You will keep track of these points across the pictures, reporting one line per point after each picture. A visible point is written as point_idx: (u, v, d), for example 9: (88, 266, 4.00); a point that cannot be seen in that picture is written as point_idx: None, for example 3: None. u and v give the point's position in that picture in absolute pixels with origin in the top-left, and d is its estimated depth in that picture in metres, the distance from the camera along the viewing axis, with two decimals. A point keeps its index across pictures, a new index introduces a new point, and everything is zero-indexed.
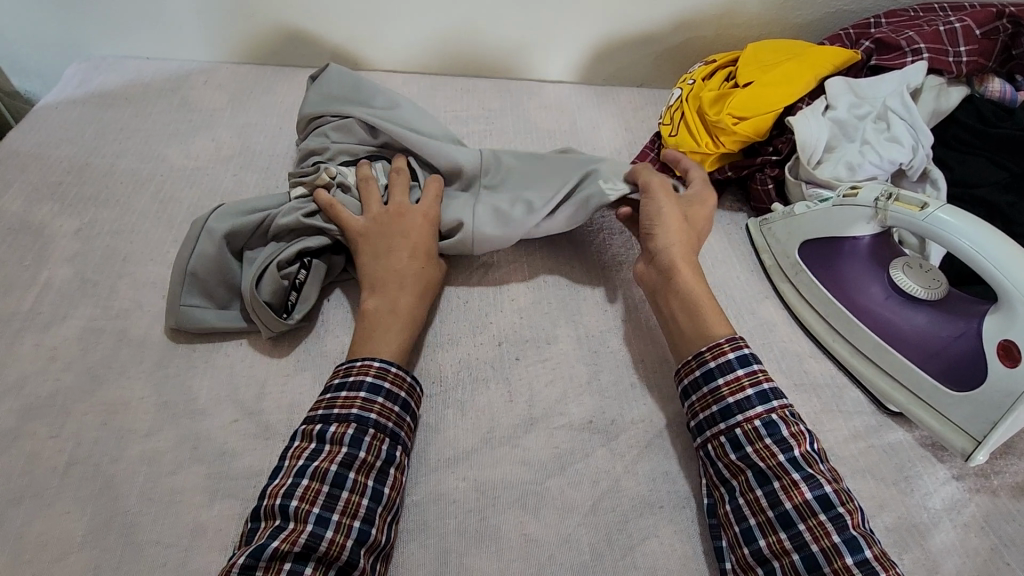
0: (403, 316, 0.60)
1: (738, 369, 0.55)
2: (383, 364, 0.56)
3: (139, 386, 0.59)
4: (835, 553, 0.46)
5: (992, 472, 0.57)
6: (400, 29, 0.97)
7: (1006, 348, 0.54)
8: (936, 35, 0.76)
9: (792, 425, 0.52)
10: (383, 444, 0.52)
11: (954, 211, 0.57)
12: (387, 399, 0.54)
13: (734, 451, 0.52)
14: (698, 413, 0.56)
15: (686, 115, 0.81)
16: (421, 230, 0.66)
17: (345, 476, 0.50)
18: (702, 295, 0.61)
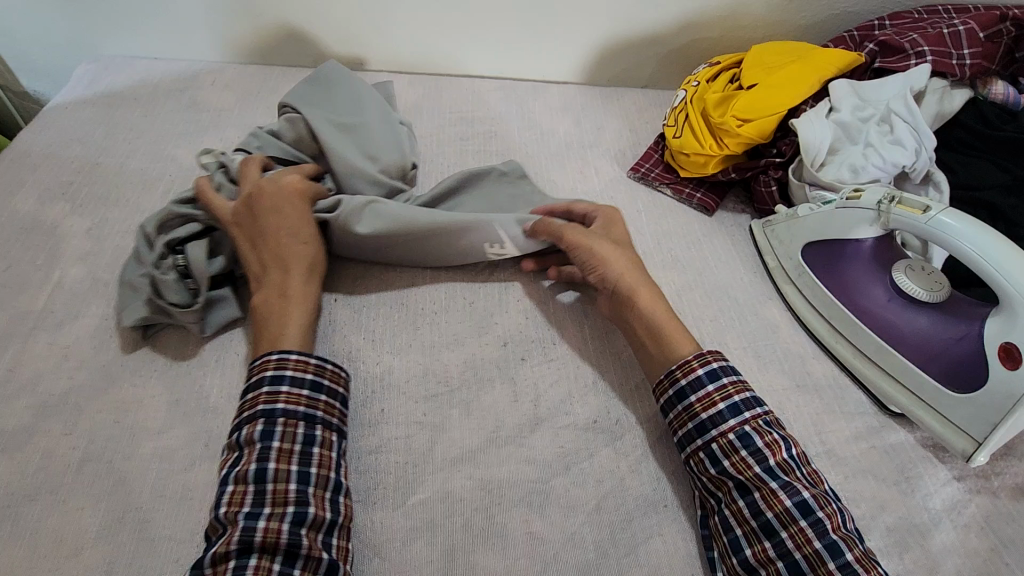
0: (296, 300, 0.61)
1: (708, 385, 0.55)
2: (281, 354, 0.56)
3: (150, 385, 0.60)
4: (817, 559, 0.47)
5: (992, 474, 0.58)
6: (405, 30, 0.98)
7: (1007, 349, 0.55)
8: (940, 38, 0.76)
9: (766, 434, 0.53)
10: (298, 428, 0.53)
11: (957, 215, 0.58)
12: (292, 385, 0.54)
13: (714, 466, 0.53)
14: (676, 431, 0.56)
15: (690, 117, 0.81)
16: (293, 210, 0.65)
17: (266, 467, 0.50)
18: (664, 316, 0.60)
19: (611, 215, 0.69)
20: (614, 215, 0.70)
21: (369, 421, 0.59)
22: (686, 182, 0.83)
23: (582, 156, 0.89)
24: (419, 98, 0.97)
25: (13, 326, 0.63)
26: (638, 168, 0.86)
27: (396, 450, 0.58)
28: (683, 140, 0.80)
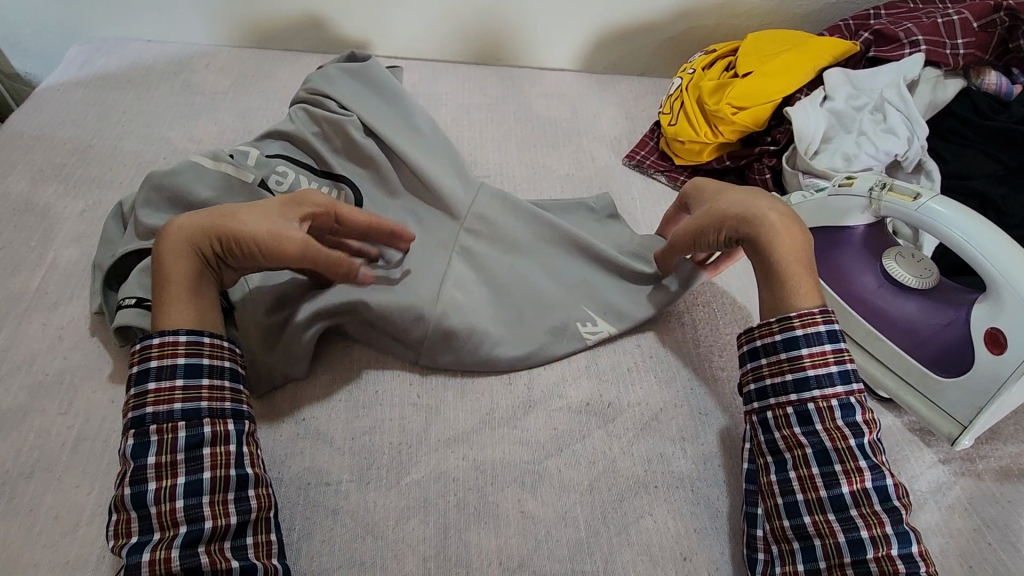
0: (181, 248, 0.53)
1: (825, 344, 0.52)
2: (144, 342, 0.50)
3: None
4: (883, 542, 0.47)
5: (977, 457, 0.59)
6: (400, 14, 0.97)
7: (993, 335, 0.55)
8: (934, 27, 0.77)
9: (866, 411, 0.51)
10: (177, 433, 0.48)
11: (947, 202, 0.58)
12: (161, 379, 0.49)
13: (801, 425, 0.51)
14: (764, 379, 0.54)
15: (685, 105, 0.82)
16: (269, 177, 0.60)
17: (144, 487, 0.46)
18: (780, 231, 0.56)
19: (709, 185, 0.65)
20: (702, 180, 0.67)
21: (365, 402, 0.60)
22: (681, 169, 0.83)
23: (578, 144, 0.89)
24: (415, 84, 0.96)
25: (6, 307, 0.63)
26: (634, 155, 0.86)
27: (391, 431, 0.58)
28: (678, 127, 0.80)
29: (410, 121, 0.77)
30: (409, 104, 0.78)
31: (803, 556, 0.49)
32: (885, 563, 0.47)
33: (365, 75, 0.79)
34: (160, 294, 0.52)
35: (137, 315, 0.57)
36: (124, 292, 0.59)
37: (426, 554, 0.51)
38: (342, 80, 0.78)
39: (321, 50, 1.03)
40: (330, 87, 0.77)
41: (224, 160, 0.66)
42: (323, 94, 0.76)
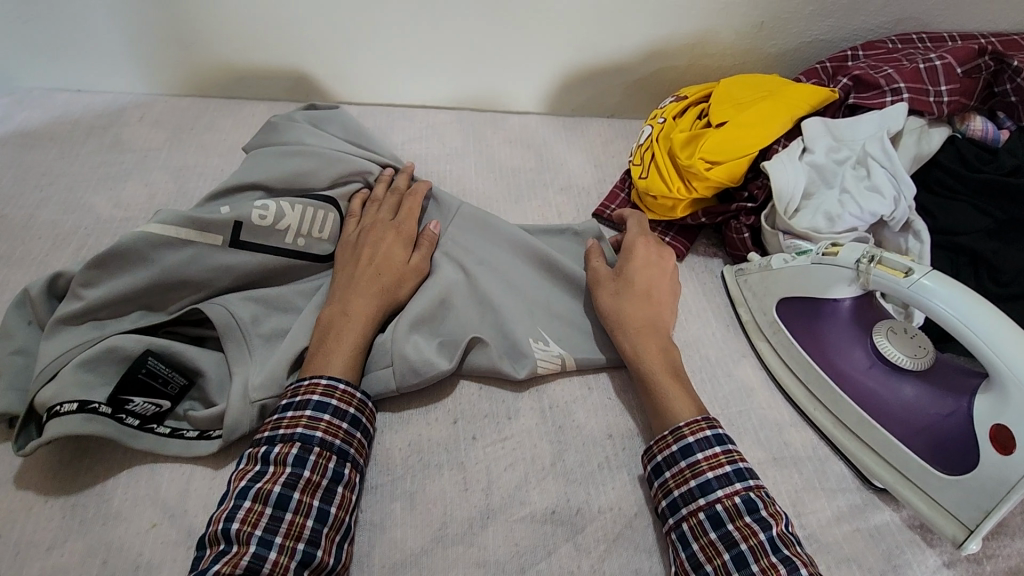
0: (363, 323, 0.59)
1: (715, 446, 0.53)
2: (331, 380, 0.54)
3: (73, 476, 0.54)
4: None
5: (984, 557, 0.54)
6: (350, 58, 0.91)
7: (999, 431, 0.49)
8: (917, 73, 0.71)
9: (769, 503, 0.50)
10: (331, 462, 0.51)
11: (943, 279, 0.53)
12: (334, 416, 0.53)
13: (715, 529, 0.49)
14: (672, 491, 0.52)
15: (656, 157, 0.76)
16: (393, 241, 0.66)
17: (290, 496, 0.48)
18: (651, 353, 0.60)
19: (638, 257, 0.67)
20: (639, 243, 0.68)
21: None
22: (654, 225, 0.77)
23: (544, 196, 0.83)
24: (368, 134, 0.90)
25: None
26: (603, 210, 0.81)
27: None
28: (649, 182, 0.74)
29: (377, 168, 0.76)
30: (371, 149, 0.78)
31: None
32: None
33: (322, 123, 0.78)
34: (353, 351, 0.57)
35: (84, 422, 0.53)
36: (61, 396, 0.53)
37: None
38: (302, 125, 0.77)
39: (269, 97, 0.97)
40: (292, 134, 0.74)
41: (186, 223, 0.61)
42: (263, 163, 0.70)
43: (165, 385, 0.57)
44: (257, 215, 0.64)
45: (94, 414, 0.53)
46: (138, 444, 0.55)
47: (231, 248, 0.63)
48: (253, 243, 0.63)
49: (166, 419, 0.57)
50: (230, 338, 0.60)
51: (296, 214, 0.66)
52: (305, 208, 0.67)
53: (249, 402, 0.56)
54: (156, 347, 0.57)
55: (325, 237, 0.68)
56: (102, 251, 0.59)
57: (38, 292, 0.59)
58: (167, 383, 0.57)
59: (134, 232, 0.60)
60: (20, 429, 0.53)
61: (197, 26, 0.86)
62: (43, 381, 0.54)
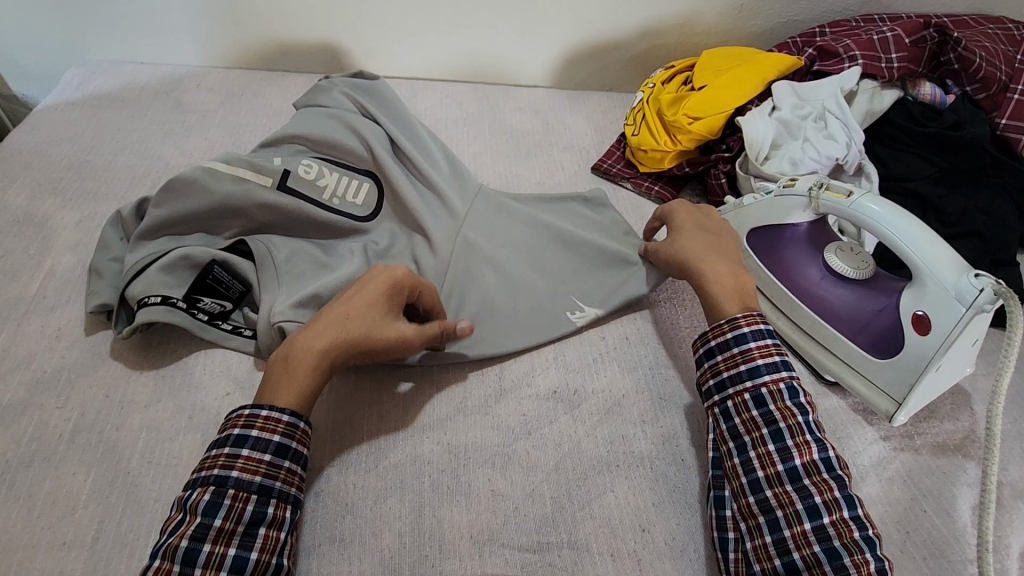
0: (299, 366, 0.55)
1: (767, 338, 0.59)
2: (254, 410, 0.53)
3: (160, 355, 0.65)
4: (835, 505, 0.50)
5: (915, 433, 0.64)
6: (380, 35, 1.03)
7: (919, 317, 0.60)
8: (870, 43, 0.83)
9: (808, 394, 0.58)
10: (248, 504, 0.49)
11: (876, 198, 0.63)
12: (254, 450, 0.51)
13: (757, 408, 0.56)
14: (722, 372, 0.60)
15: (647, 116, 0.87)
16: (367, 285, 0.60)
17: (201, 548, 0.47)
18: (725, 277, 0.64)
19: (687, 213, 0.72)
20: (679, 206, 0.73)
21: None
22: (645, 176, 0.90)
23: (549, 155, 0.95)
24: None
25: (6, 310, 0.67)
26: (601, 163, 0.92)
27: (368, 419, 0.62)
28: (640, 137, 0.86)
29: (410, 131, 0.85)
30: (403, 111, 0.86)
31: (769, 528, 0.52)
32: (840, 525, 0.50)
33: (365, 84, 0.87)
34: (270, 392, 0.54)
35: (165, 313, 0.63)
36: (148, 290, 0.63)
37: (401, 530, 0.55)
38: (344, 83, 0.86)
39: (307, 70, 1.09)
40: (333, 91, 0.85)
41: (244, 165, 0.72)
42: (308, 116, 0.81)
43: (227, 290, 0.68)
44: (302, 168, 0.74)
45: (173, 307, 0.64)
46: (206, 335, 0.66)
47: (277, 190, 0.72)
48: (295, 190, 0.72)
49: (228, 317, 0.68)
50: (265, 267, 0.68)
51: (334, 178, 0.76)
52: (341, 175, 0.77)
53: (271, 323, 0.64)
54: (220, 258, 0.67)
55: (356, 202, 0.76)
56: (173, 179, 0.70)
57: (128, 213, 0.71)
58: (229, 287, 0.68)
59: (202, 166, 0.71)
60: (117, 315, 0.65)
61: (249, 6, 0.99)
62: (134, 274, 0.65)
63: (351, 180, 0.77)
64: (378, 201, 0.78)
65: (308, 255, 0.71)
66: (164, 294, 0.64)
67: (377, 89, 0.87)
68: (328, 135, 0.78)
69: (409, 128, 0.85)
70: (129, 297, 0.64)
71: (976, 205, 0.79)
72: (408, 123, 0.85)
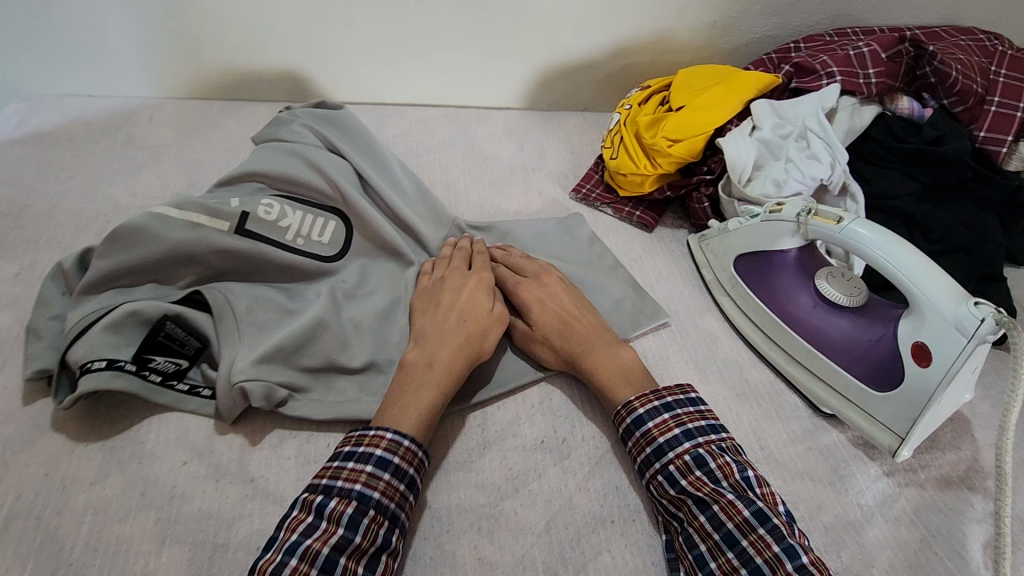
0: (443, 371, 0.59)
1: (663, 414, 0.56)
2: (396, 436, 0.53)
3: (109, 424, 0.59)
4: (776, 562, 0.46)
5: (918, 466, 0.61)
6: (343, 61, 0.99)
7: (919, 348, 0.57)
8: (847, 58, 0.82)
9: (719, 456, 0.53)
10: (381, 528, 0.49)
11: (867, 224, 0.61)
12: (394, 476, 0.52)
13: (672, 486, 0.53)
14: (636, 458, 0.56)
15: (625, 139, 0.85)
16: (473, 291, 0.67)
17: (337, 561, 0.46)
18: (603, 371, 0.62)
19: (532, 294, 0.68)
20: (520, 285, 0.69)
21: (317, 457, 0.60)
22: (625, 201, 0.87)
23: (524, 181, 0.91)
24: None
25: None
26: (579, 189, 0.89)
27: None
28: (619, 161, 0.83)
29: (382, 163, 0.82)
30: (369, 141, 0.82)
31: None
32: None
33: (328, 112, 0.83)
34: (422, 398, 0.57)
35: (112, 378, 0.57)
36: (91, 354, 0.58)
37: None
38: (305, 113, 0.82)
39: (267, 98, 1.04)
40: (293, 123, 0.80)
41: (199, 208, 0.67)
42: (268, 150, 0.76)
43: (182, 347, 0.62)
44: (264, 208, 0.69)
45: (120, 371, 0.58)
46: (159, 398, 0.60)
47: (235, 234, 0.67)
48: (256, 233, 0.68)
49: (184, 376, 0.62)
50: (224, 321, 0.63)
51: (297, 217, 0.71)
52: (306, 213, 0.72)
53: (232, 385, 0.59)
54: (174, 312, 0.61)
55: (324, 242, 0.72)
56: (119, 227, 0.64)
57: (71, 265, 0.65)
58: (183, 345, 0.62)
59: (152, 211, 0.66)
60: (57, 383, 0.59)
61: (202, 34, 0.93)
62: (73, 338, 0.59)
63: (316, 218, 0.73)
64: (347, 240, 0.74)
65: (271, 303, 0.66)
66: (110, 358, 0.58)
67: (342, 120, 0.83)
68: (290, 172, 0.73)
69: (376, 160, 0.82)
70: (71, 362, 0.58)
71: (962, 221, 0.78)
72: (375, 156, 0.82)
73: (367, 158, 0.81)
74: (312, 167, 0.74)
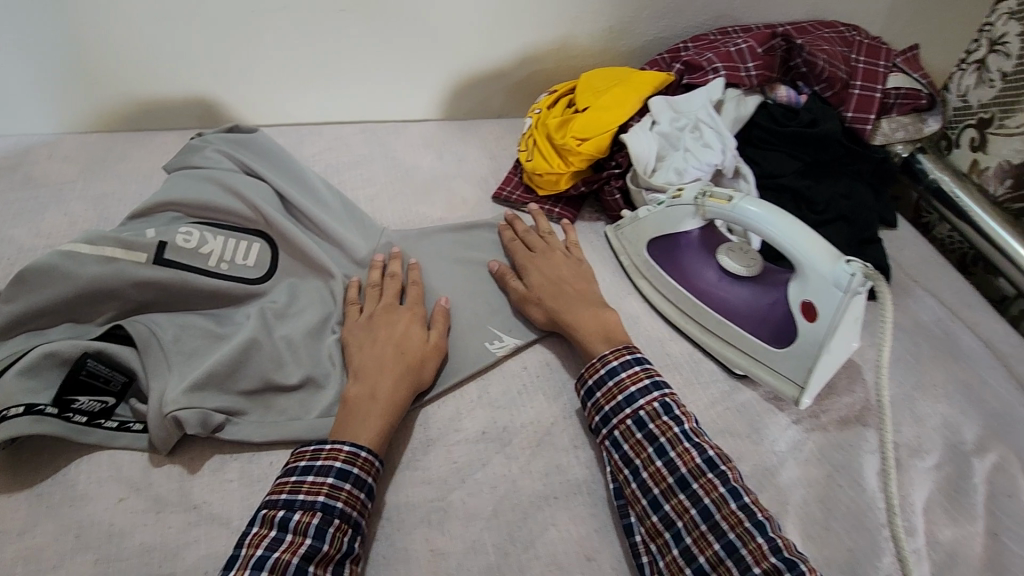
0: (387, 401, 0.61)
1: (635, 366, 0.63)
2: (353, 449, 0.56)
3: (33, 472, 0.57)
4: (722, 501, 0.53)
5: (821, 412, 0.69)
6: (255, 85, 0.99)
7: (807, 306, 0.65)
8: (729, 55, 0.90)
9: (681, 406, 0.61)
10: (347, 534, 0.52)
11: (755, 201, 0.67)
12: (354, 485, 0.54)
13: (639, 430, 0.59)
14: (604, 407, 0.62)
15: (538, 142, 0.89)
16: (406, 321, 0.68)
17: (306, 569, 0.48)
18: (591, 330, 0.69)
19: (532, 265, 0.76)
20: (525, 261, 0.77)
21: (261, 476, 0.60)
22: (544, 199, 0.91)
23: (447, 189, 0.94)
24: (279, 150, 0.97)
25: None
26: (501, 192, 0.93)
27: None
28: (534, 162, 0.88)
29: (301, 182, 0.82)
30: (286, 162, 0.83)
31: (675, 542, 0.53)
32: (731, 517, 0.52)
33: (242, 136, 0.83)
34: (370, 427, 0.58)
35: (31, 423, 0.55)
36: (6, 401, 0.55)
37: None
38: (218, 138, 0.82)
39: (177, 126, 1.02)
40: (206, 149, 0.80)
41: (112, 242, 0.65)
42: (181, 177, 0.75)
43: (107, 383, 0.60)
44: (182, 237, 0.69)
45: (41, 414, 0.56)
46: (87, 439, 0.59)
47: (153, 265, 0.66)
48: (176, 261, 0.67)
49: (112, 413, 0.61)
50: (150, 352, 0.62)
51: (219, 243, 0.71)
52: (227, 238, 0.72)
53: (164, 415, 0.58)
54: (94, 348, 0.60)
55: (248, 265, 0.72)
56: (25, 269, 0.62)
57: None
58: (108, 381, 0.60)
59: (61, 249, 0.64)
60: None
61: (100, 66, 0.91)
62: None
63: (239, 242, 0.73)
64: (272, 261, 0.74)
65: (199, 329, 0.66)
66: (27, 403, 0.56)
67: (254, 141, 0.83)
68: (206, 198, 0.73)
69: (296, 179, 0.82)
70: None
71: (840, 192, 0.87)
72: (295, 176, 0.82)
73: (286, 179, 0.82)
74: (229, 192, 0.74)
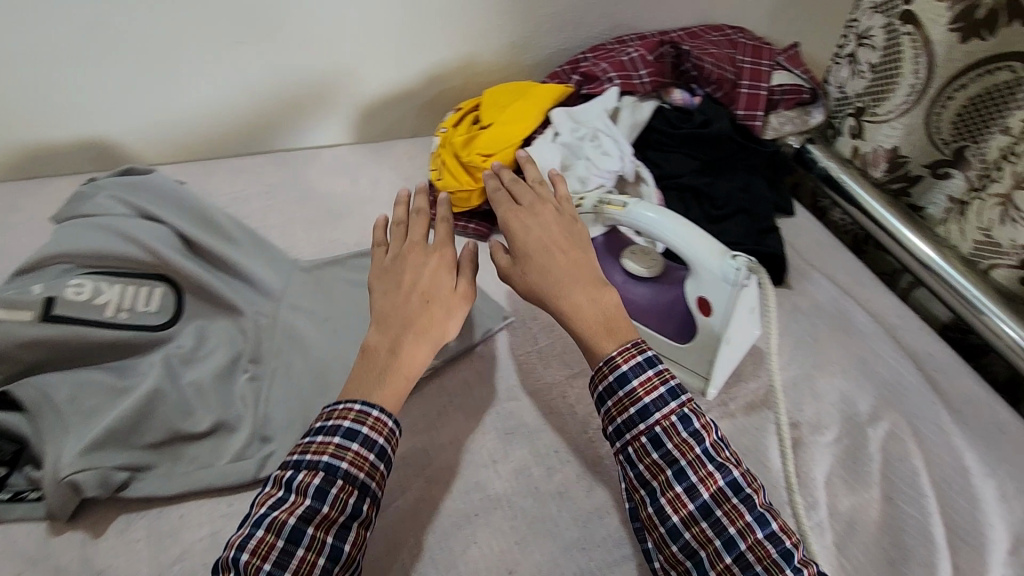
0: (406, 362, 0.59)
1: (648, 371, 0.58)
2: (365, 406, 0.56)
3: None
4: (748, 530, 0.52)
5: (729, 399, 0.72)
6: (154, 123, 0.96)
7: (702, 302, 0.68)
8: (622, 64, 0.95)
9: (701, 418, 0.57)
10: (352, 497, 0.53)
11: (649, 207, 0.70)
12: (362, 446, 0.55)
13: (656, 451, 0.55)
14: (616, 418, 0.58)
15: (445, 160, 0.90)
16: (437, 266, 0.64)
17: (303, 530, 0.50)
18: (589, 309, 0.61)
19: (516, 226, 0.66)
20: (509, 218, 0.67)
21: (169, 531, 0.59)
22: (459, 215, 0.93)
23: (361, 213, 0.94)
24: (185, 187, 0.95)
25: None
26: None
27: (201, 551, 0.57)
28: (444, 181, 0.89)
29: (203, 218, 0.79)
30: (188, 198, 0.79)
31: (698, 572, 0.53)
32: (758, 549, 0.51)
33: (138, 178, 0.80)
34: (386, 392, 0.58)
35: None
36: None
37: None
38: (111, 181, 0.80)
39: (73, 170, 0.98)
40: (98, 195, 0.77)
41: None
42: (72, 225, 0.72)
43: None
44: (73, 289, 0.66)
45: None
46: None
47: (42, 322, 0.63)
48: (67, 316, 0.65)
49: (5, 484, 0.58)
50: (41, 415, 0.60)
51: (115, 291, 0.68)
52: (125, 284, 0.69)
53: (60, 478, 0.56)
54: None
55: (151, 310, 0.70)
56: None
57: None
58: None
59: None
60: None
61: None
62: None
63: (139, 288, 0.70)
64: (178, 303, 0.71)
65: (96, 385, 0.64)
66: None
67: (152, 182, 0.80)
68: (99, 246, 0.69)
69: (199, 215, 0.79)
70: None
71: (737, 187, 0.92)
72: (198, 211, 0.79)
73: (189, 216, 0.79)
74: (125, 238, 0.71)
